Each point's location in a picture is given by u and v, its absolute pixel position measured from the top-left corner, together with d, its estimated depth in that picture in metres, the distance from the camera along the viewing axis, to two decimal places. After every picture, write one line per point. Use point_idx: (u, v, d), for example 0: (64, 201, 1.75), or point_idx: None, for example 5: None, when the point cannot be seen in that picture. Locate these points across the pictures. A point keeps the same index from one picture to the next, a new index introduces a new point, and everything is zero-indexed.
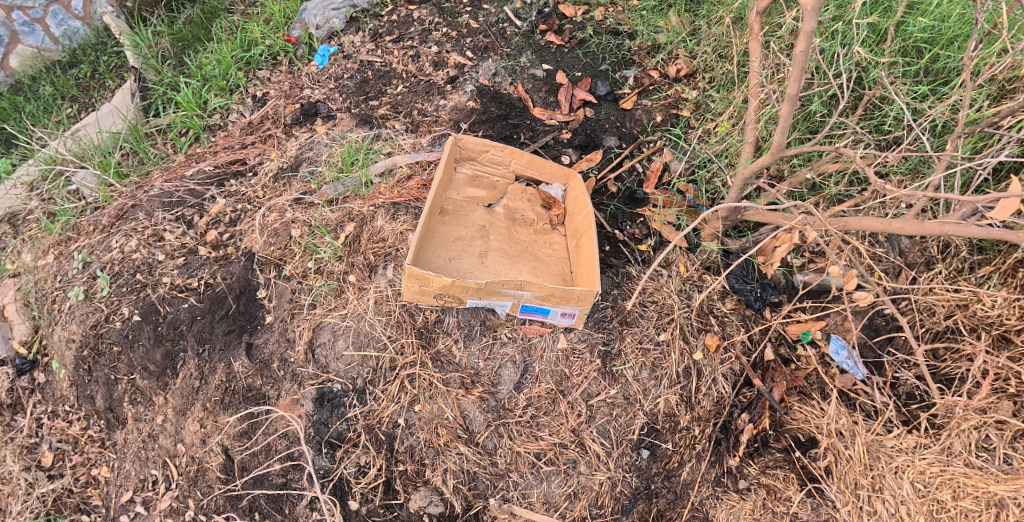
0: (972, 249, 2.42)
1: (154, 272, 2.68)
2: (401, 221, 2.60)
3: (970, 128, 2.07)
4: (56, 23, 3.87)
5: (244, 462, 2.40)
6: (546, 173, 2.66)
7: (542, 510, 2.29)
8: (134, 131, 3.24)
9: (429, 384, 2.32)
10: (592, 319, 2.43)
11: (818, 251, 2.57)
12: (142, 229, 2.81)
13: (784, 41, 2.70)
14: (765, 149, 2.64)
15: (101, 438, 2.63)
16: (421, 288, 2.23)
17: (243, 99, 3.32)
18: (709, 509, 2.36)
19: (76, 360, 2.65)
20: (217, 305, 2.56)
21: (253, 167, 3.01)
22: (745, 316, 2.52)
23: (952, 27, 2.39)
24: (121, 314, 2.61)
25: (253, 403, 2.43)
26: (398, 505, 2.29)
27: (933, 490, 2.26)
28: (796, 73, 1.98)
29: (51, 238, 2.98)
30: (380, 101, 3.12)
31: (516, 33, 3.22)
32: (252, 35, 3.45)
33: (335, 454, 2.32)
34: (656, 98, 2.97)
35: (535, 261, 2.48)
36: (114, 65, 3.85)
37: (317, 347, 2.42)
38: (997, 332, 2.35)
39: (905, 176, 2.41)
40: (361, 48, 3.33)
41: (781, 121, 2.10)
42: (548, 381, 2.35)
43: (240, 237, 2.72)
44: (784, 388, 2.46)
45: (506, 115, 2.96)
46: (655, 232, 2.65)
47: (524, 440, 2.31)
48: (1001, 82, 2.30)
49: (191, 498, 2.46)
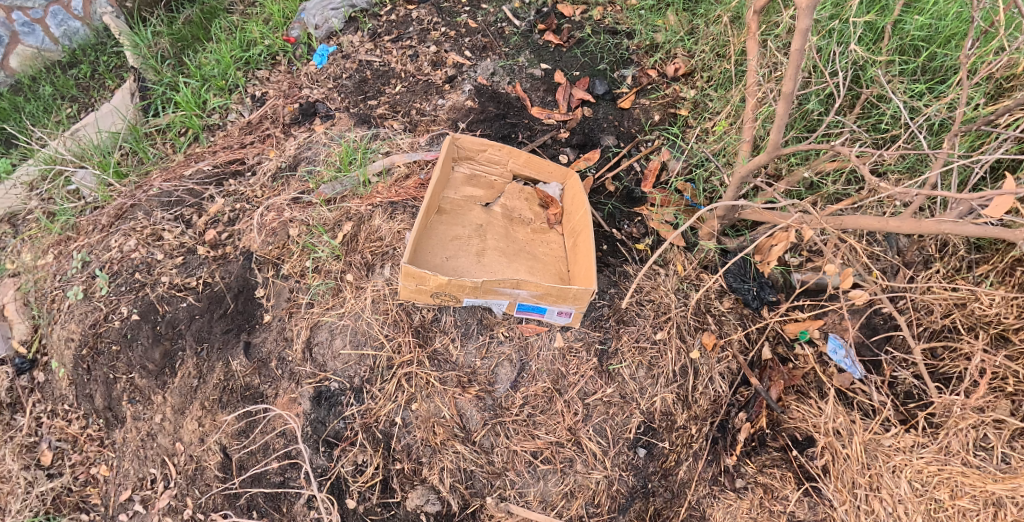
0: (969, 247, 2.42)
1: (153, 272, 2.69)
2: (399, 220, 2.61)
3: (967, 127, 2.07)
4: (56, 23, 3.88)
5: (242, 461, 2.40)
6: (543, 173, 2.66)
7: (539, 509, 2.29)
8: (134, 131, 3.25)
9: (427, 383, 2.33)
10: (589, 318, 2.43)
11: (816, 250, 2.57)
12: (141, 229, 2.81)
13: (781, 40, 2.70)
14: (763, 148, 2.64)
15: (101, 436, 2.64)
16: (418, 286, 2.23)
17: (242, 99, 3.32)
18: (706, 508, 2.36)
19: (75, 359, 2.66)
20: (215, 304, 2.56)
21: (252, 167, 3.01)
22: (743, 315, 2.52)
23: (949, 25, 2.40)
24: (120, 313, 2.62)
25: (250, 402, 2.43)
26: (396, 503, 2.29)
27: (931, 489, 2.26)
28: (792, 72, 1.98)
29: (51, 237, 2.99)
30: (379, 100, 3.13)
31: (514, 32, 3.23)
32: (251, 35, 3.45)
33: (333, 453, 2.32)
34: (654, 97, 2.97)
35: (532, 260, 2.48)
36: (114, 65, 3.86)
37: (315, 346, 2.43)
38: (995, 331, 2.35)
39: (902, 175, 2.41)
40: (360, 47, 3.34)
41: (777, 120, 2.11)
42: (545, 380, 2.35)
43: (238, 237, 2.73)
44: (781, 387, 2.46)
45: (504, 114, 2.97)
46: (653, 231, 2.65)
47: (521, 438, 2.31)
48: (998, 81, 2.31)
49: (189, 497, 2.46)
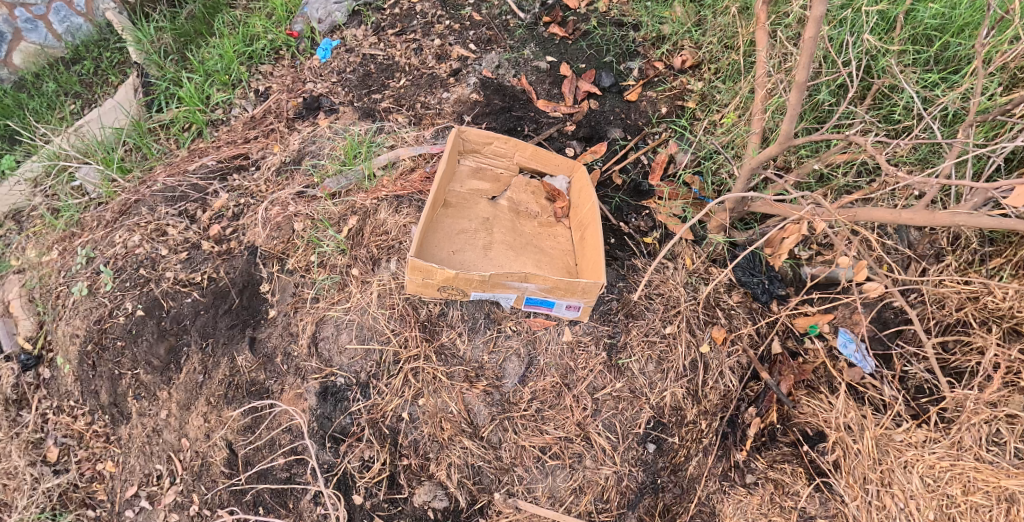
0: (982, 240, 2.37)
1: (157, 267, 2.66)
2: (405, 213, 2.59)
3: (983, 116, 2.04)
4: (58, 20, 3.83)
5: (247, 457, 2.39)
6: (550, 165, 2.61)
7: (547, 505, 2.27)
8: (136, 127, 3.22)
9: (433, 378, 2.31)
10: (598, 312, 2.40)
11: (826, 243, 2.54)
12: (145, 224, 2.79)
13: (791, 30, 2.66)
14: (772, 140, 2.61)
15: (106, 433, 2.63)
16: (424, 281, 2.21)
17: (246, 93, 3.30)
18: (716, 504, 2.34)
19: (81, 355, 2.65)
20: (220, 300, 2.55)
21: (256, 161, 2.98)
22: (752, 309, 2.49)
23: (962, 14, 2.36)
24: (124, 309, 2.60)
25: (257, 397, 2.41)
26: (402, 499, 2.27)
27: (943, 484, 2.23)
28: (805, 60, 1.96)
29: (55, 233, 2.98)
30: (383, 94, 3.10)
31: (519, 25, 3.19)
32: (254, 29, 3.42)
33: (339, 449, 2.30)
34: (661, 90, 2.94)
35: (539, 254, 2.46)
36: (117, 61, 3.84)
37: (320, 340, 2.40)
38: (1008, 325, 2.32)
39: (913, 167, 2.39)
40: (364, 41, 3.30)
41: (790, 109, 2.07)
42: (553, 374, 2.33)
43: (242, 232, 2.71)
44: (791, 381, 2.43)
45: (510, 107, 2.94)
46: (660, 225, 2.62)
47: (528, 433, 2.29)
48: (1012, 70, 2.27)
49: (195, 493, 2.45)
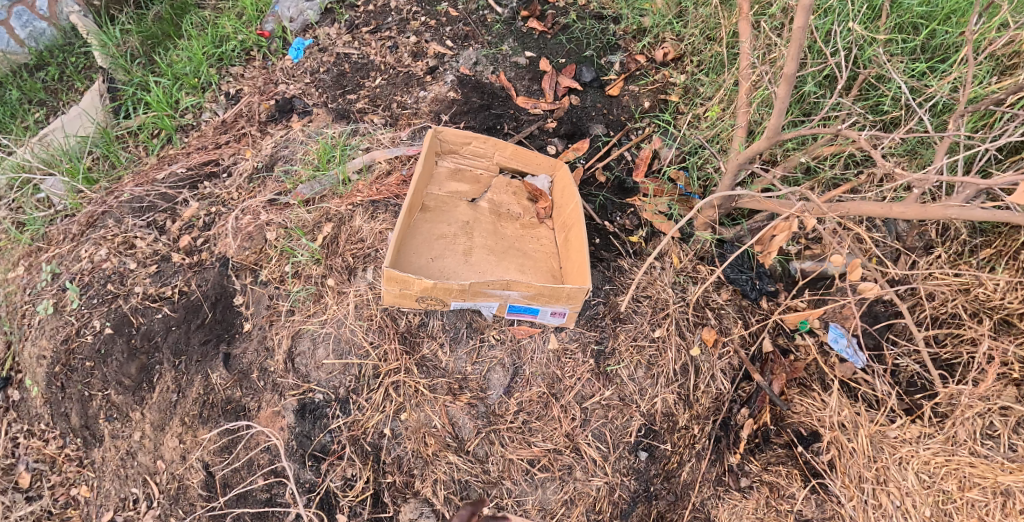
0: (972, 231, 2.30)
1: (126, 283, 2.55)
2: (381, 219, 2.50)
3: (973, 106, 1.98)
4: (20, 24, 3.69)
5: (225, 479, 2.29)
6: (531, 164, 2.55)
7: (538, 518, 2.19)
8: (103, 135, 3.10)
9: (416, 391, 2.23)
10: (584, 316, 2.33)
11: (815, 237, 2.47)
12: (111, 237, 2.68)
13: (775, 20, 2.59)
14: (758, 133, 2.55)
15: (79, 456, 2.53)
16: (402, 291, 2.12)
17: (216, 96, 3.18)
18: (711, 510, 2.29)
19: (48, 377, 2.54)
20: (192, 315, 2.44)
21: (227, 168, 2.88)
22: (742, 307, 2.44)
23: (948, 2, 2.31)
24: (92, 327, 2.50)
25: (232, 417, 2.31)
26: (388, 518, 2.20)
27: (939, 480, 2.20)
28: (794, 52, 1.90)
29: (20, 249, 2.86)
30: (358, 94, 3.00)
31: (496, 20, 3.10)
32: (223, 31, 3.31)
33: (320, 467, 2.22)
34: (643, 84, 2.87)
35: (522, 258, 2.38)
36: (83, 66, 3.71)
37: (297, 356, 2.31)
38: (1000, 317, 2.25)
39: (902, 158, 2.33)
40: (337, 40, 3.20)
41: (778, 103, 2.01)
42: (540, 384, 2.26)
43: (213, 242, 2.60)
44: (784, 380, 2.38)
45: (489, 105, 2.85)
46: (646, 223, 2.55)
47: (516, 446, 2.22)
48: (1001, 58, 2.22)
49: (173, 517, 2.35)
